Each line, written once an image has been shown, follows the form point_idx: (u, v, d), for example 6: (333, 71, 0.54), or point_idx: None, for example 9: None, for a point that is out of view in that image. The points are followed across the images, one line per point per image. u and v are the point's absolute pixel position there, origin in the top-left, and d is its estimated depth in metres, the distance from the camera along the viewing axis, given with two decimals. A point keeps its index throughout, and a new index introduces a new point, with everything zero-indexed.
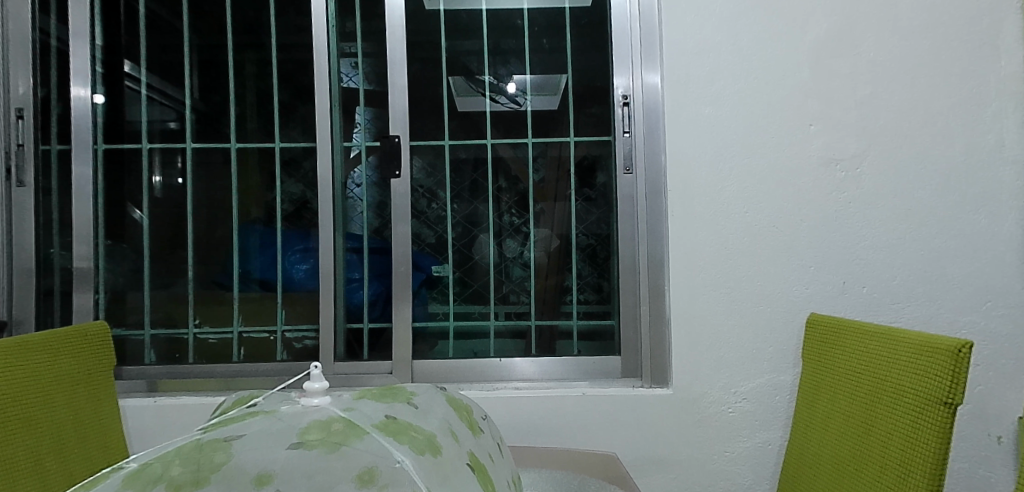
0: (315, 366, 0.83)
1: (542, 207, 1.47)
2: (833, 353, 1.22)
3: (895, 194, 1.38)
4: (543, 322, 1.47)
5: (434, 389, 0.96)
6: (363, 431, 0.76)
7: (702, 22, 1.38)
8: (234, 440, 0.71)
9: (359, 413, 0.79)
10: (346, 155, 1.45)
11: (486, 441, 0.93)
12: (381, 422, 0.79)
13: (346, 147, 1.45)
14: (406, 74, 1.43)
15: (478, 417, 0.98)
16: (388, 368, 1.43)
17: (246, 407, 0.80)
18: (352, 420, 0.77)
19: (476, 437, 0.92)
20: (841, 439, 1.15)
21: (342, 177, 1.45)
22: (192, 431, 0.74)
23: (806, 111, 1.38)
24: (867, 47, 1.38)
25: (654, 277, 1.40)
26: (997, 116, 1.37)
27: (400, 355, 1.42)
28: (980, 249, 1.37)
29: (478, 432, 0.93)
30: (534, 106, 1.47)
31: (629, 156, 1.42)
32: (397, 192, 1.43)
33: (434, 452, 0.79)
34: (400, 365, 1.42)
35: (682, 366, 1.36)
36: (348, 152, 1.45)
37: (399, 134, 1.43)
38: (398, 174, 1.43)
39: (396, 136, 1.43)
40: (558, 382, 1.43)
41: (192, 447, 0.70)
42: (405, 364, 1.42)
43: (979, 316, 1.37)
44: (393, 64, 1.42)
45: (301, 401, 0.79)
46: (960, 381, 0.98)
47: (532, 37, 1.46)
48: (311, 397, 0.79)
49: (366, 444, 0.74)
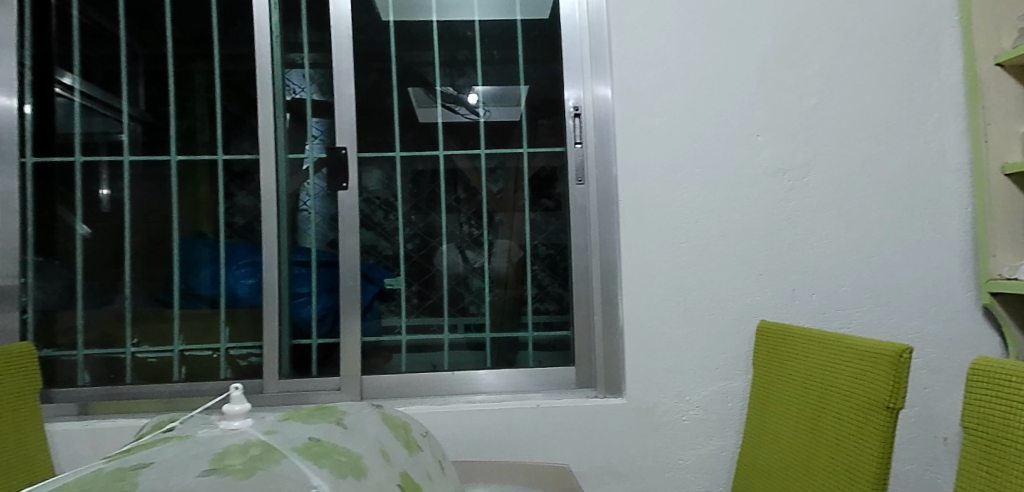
0: (236, 388, 0.83)
1: (501, 218, 1.47)
2: (786, 358, 1.23)
3: (841, 202, 1.41)
4: (499, 334, 1.46)
5: (370, 407, 0.95)
6: (281, 454, 0.74)
7: (652, 34, 1.40)
8: (141, 468, 0.68)
9: (280, 436, 0.78)
10: (293, 167, 1.43)
11: (425, 459, 0.92)
12: (304, 444, 0.78)
13: (292, 159, 1.43)
14: (354, 85, 1.41)
15: (419, 435, 0.97)
16: (336, 384, 1.40)
17: (164, 433, 0.79)
18: (271, 444, 0.75)
19: (413, 455, 0.90)
20: (792, 445, 1.16)
21: (288, 190, 1.42)
22: (100, 461, 0.72)
23: (754, 121, 1.40)
24: (811, 59, 1.41)
25: (608, 287, 1.41)
26: (938, 125, 1.43)
27: (348, 370, 1.40)
28: (924, 255, 1.41)
29: (415, 451, 0.92)
30: (492, 117, 1.47)
31: (582, 167, 1.43)
32: (345, 203, 1.40)
33: (359, 474, 0.77)
34: (349, 380, 1.39)
35: (634, 376, 1.36)
36: (295, 164, 1.43)
37: (347, 145, 1.41)
38: (346, 185, 1.40)
39: (343, 147, 1.41)
40: (513, 394, 1.42)
41: (96, 476, 0.67)
42: (354, 380, 1.40)
43: (922, 320, 1.41)
44: (340, 73, 1.40)
45: (220, 425, 0.79)
46: (902, 385, 0.99)
47: (483, 48, 1.46)
48: (231, 419, 0.79)
49: (284, 467, 0.72)
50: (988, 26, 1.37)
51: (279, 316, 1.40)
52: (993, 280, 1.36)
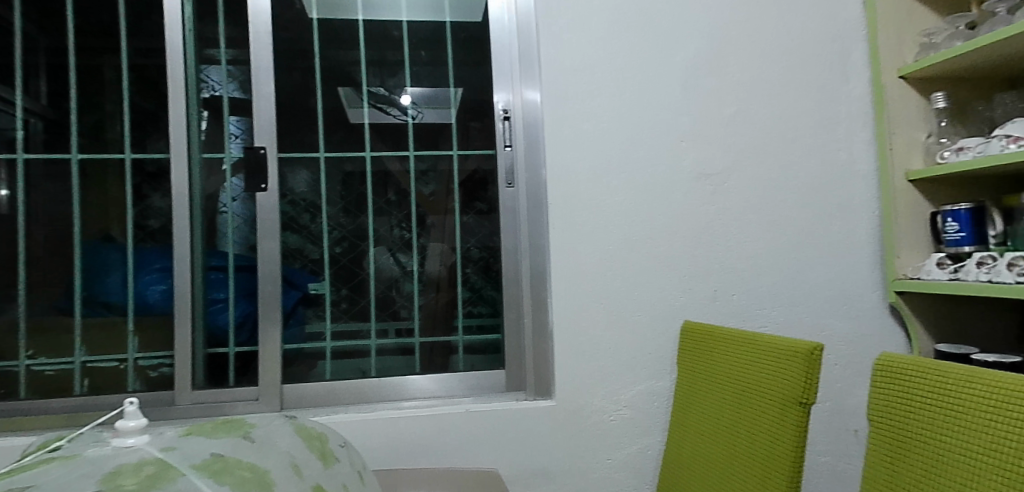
0: (130, 403, 0.78)
1: (433, 220, 1.45)
2: (708, 356, 1.28)
3: (759, 206, 1.47)
4: (428, 338, 1.44)
5: (282, 419, 0.91)
6: (177, 473, 0.70)
7: (580, 40, 1.41)
8: None
9: (179, 453, 0.74)
10: (206, 167, 1.37)
11: (341, 470, 0.89)
12: (205, 459, 0.74)
13: (206, 158, 1.37)
14: (273, 82, 1.36)
15: (336, 446, 0.94)
16: (254, 394, 1.35)
17: (47, 453, 0.74)
18: (167, 462, 0.71)
19: (328, 467, 0.87)
20: (714, 441, 1.19)
21: (202, 191, 1.37)
22: None
23: (678, 127, 1.44)
24: (731, 68, 1.47)
25: (538, 290, 1.41)
26: (849, 133, 1.52)
27: (266, 380, 1.34)
28: (834, 256, 1.50)
29: (331, 463, 0.89)
30: (425, 119, 1.45)
31: (512, 170, 1.43)
32: (264, 205, 1.35)
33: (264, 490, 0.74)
34: (268, 390, 1.34)
35: (563, 378, 1.37)
36: (209, 164, 1.38)
37: (266, 145, 1.36)
38: (265, 187, 1.35)
39: (262, 147, 1.36)
40: (443, 399, 1.40)
41: None
42: (273, 390, 1.34)
43: (833, 318, 1.49)
44: (258, 71, 1.35)
45: (112, 442, 0.75)
46: (813, 381, 1.03)
47: (411, 48, 1.44)
48: (124, 437, 0.74)
49: (179, 487, 0.68)
50: (893, 43, 1.49)
51: (192, 325, 1.33)
52: (899, 279, 1.47)
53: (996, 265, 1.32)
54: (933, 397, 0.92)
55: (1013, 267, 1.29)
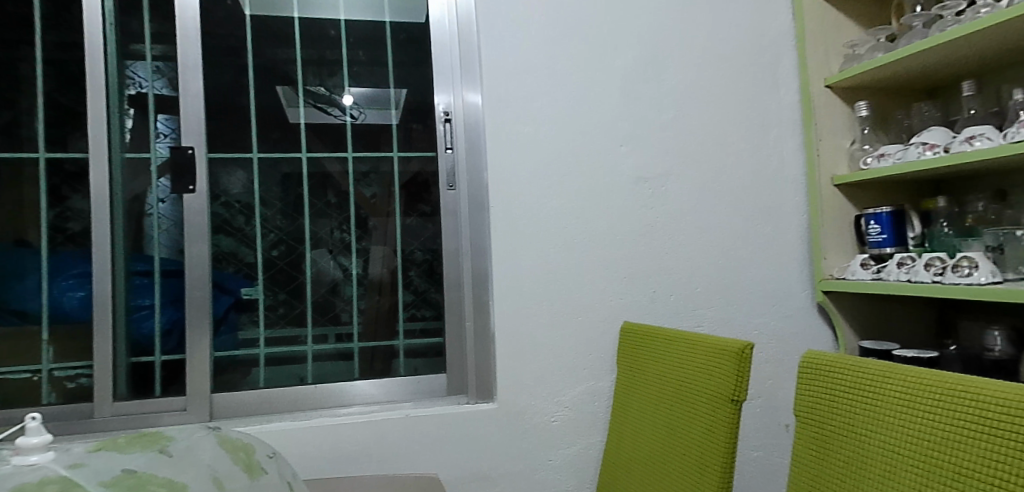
0: (34, 419, 0.76)
1: (374, 223, 1.43)
2: (645, 355, 1.30)
3: (695, 209, 1.51)
4: (368, 343, 1.42)
5: (207, 431, 0.88)
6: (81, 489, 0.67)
7: (521, 44, 1.42)
8: None
9: (86, 469, 0.71)
10: (129, 168, 1.32)
11: (269, 482, 0.85)
12: (110, 478, 0.70)
13: (129, 158, 1.32)
14: (202, 80, 1.32)
15: (265, 457, 0.90)
16: (182, 405, 1.30)
17: None
18: (71, 478, 0.69)
19: (255, 479, 0.84)
20: (652, 440, 1.22)
21: (124, 192, 1.31)
22: None
23: (617, 132, 1.47)
24: (668, 75, 1.50)
25: (480, 293, 1.41)
26: (779, 140, 1.58)
27: (195, 388, 1.30)
28: (765, 258, 1.56)
29: (258, 474, 0.85)
30: (367, 120, 1.43)
31: (453, 172, 1.43)
32: (192, 208, 1.31)
33: None
34: (196, 400, 1.30)
35: (504, 381, 1.37)
36: (131, 164, 1.32)
37: (194, 145, 1.31)
38: (193, 188, 1.31)
39: (190, 147, 1.31)
40: (383, 404, 1.38)
41: None
42: (202, 399, 1.30)
43: (765, 317, 1.55)
44: (185, 68, 1.31)
45: (13, 460, 0.72)
46: (744, 379, 1.07)
47: (349, 48, 1.42)
48: (27, 454, 0.73)
49: None
50: (819, 53, 1.56)
51: (113, 333, 1.28)
52: (826, 279, 1.54)
53: (915, 265, 1.40)
54: (859, 391, 0.95)
55: (930, 267, 1.37)
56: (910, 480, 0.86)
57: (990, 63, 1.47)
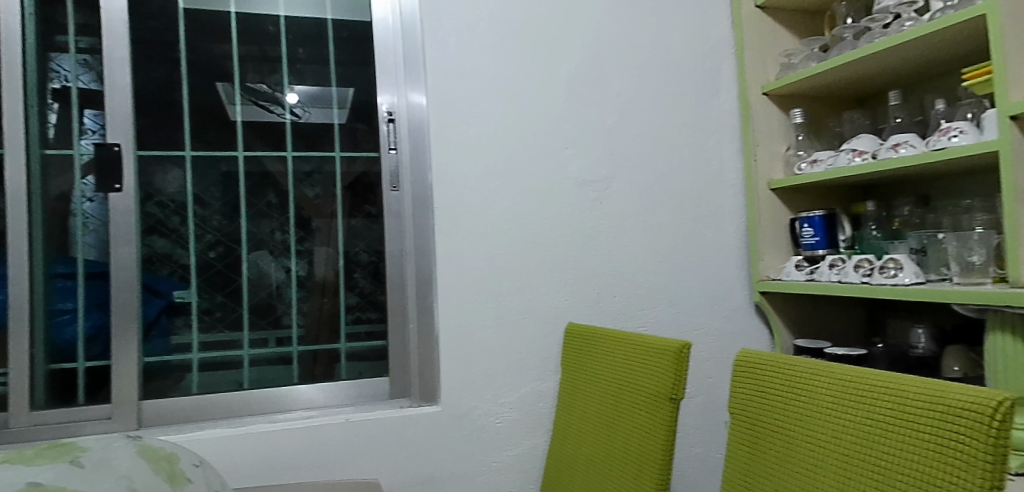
0: None
1: (317, 224, 1.40)
2: (588, 355, 1.32)
3: (638, 211, 1.53)
4: (308, 347, 1.39)
5: (126, 441, 0.86)
6: None
7: (466, 45, 1.42)
8: None
9: None
10: (49, 165, 1.26)
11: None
12: None
13: (49, 155, 1.26)
14: (129, 75, 1.28)
15: (190, 465, 0.89)
16: (107, 413, 1.25)
17: None
18: None
19: (177, 488, 0.83)
20: (593, 440, 1.23)
21: (42, 191, 1.25)
22: None
23: (562, 135, 1.48)
24: (612, 79, 1.53)
25: (423, 295, 1.40)
26: (718, 144, 1.63)
27: (121, 395, 1.25)
28: (705, 260, 1.60)
29: (181, 483, 0.84)
30: (312, 119, 1.40)
31: (397, 173, 1.41)
32: (118, 207, 1.26)
33: None
34: (123, 407, 1.25)
35: (448, 383, 1.37)
36: (50, 161, 1.26)
37: (120, 141, 1.27)
38: (120, 187, 1.26)
39: (116, 144, 1.26)
40: (323, 409, 1.36)
41: None
42: (129, 407, 1.25)
43: (704, 317, 1.59)
44: (111, 62, 1.26)
45: None
46: (682, 378, 1.09)
47: (288, 45, 1.39)
48: None
49: None
50: (757, 62, 1.61)
51: (30, 337, 1.23)
52: (763, 280, 1.60)
53: (844, 266, 1.46)
54: (791, 389, 0.99)
55: (858, 268, 1.44)
56: (829, 470, 0.90)
57: (914, 75, 1.55)
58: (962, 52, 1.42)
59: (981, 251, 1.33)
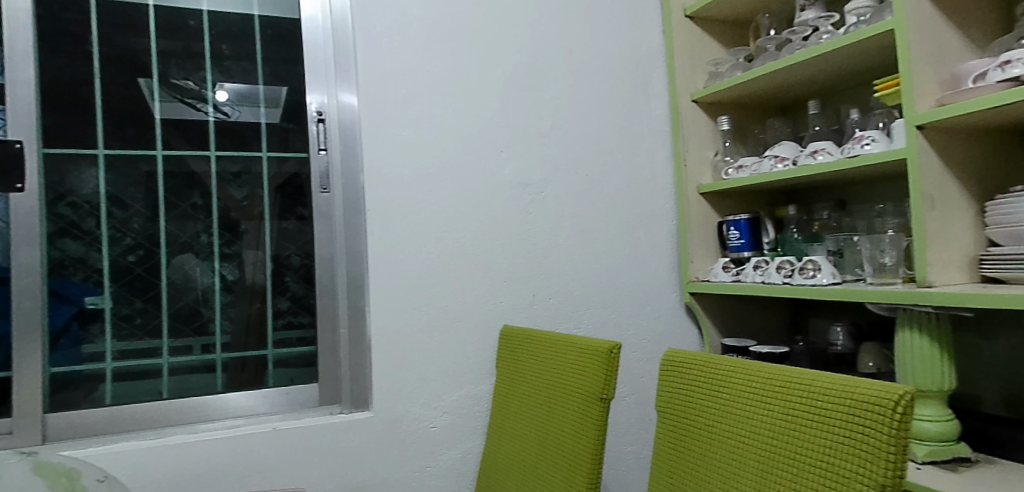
0: None
1: (246, 227, 1.36)
2: (521, 357, 1.33)
3: (573, 214, 1.56)
4: (233, 354, 1.34)
5: (26, 460, 0.88)
6: None
7: (399, 47, 1.41)
8: None
9: None
10: None
11: None
12: None
13: None
14: (32, 69, 1.22)
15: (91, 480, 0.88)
16: (8, 427, 1.18)
17: None
18: None
19: None
20: (525, 442, 1.24)
21: None
22: None
23: (497, 138, 1.49)
24: (546, 84, 1.55)
25: (355, 298, 1.37)
26: (650, 150, 1.67)
27: (24, 408, 1.18)
28: (637, 262, 1.63)
29: None
30: (243, 118, 1.36)
31: (327, 174, 1.38)
32: (19, 209, 1.19)
33: None
34: (26, 421, 1.18)
35: (381, 388, 1.35)
36: None
37: (22, 139, 1.20)
38: (22, 187, 1.19)
39: (18, 142, 1.20)
40: (249, 418, 1.32)
41: None
42: (32, 421, 1.18)
43: (637, 318, 1.63)
44: (12, 55, 1.20)
45: None
46: (612, 378, 1.11)
47: (212, 41, 1.34)
48: None
49: None
50: (687, 69, 1.66)
51: None
52: (693, 281, 1.64)
53: (768, 267, 1.53)
54: (713, 386, 1.03)
55: (781, 269, 1.50)
56: (749, 465, 0.93)
57: (831, 85, 1.63)
58: (872, 65, 1.51)
59: (892, 253, 1.41)
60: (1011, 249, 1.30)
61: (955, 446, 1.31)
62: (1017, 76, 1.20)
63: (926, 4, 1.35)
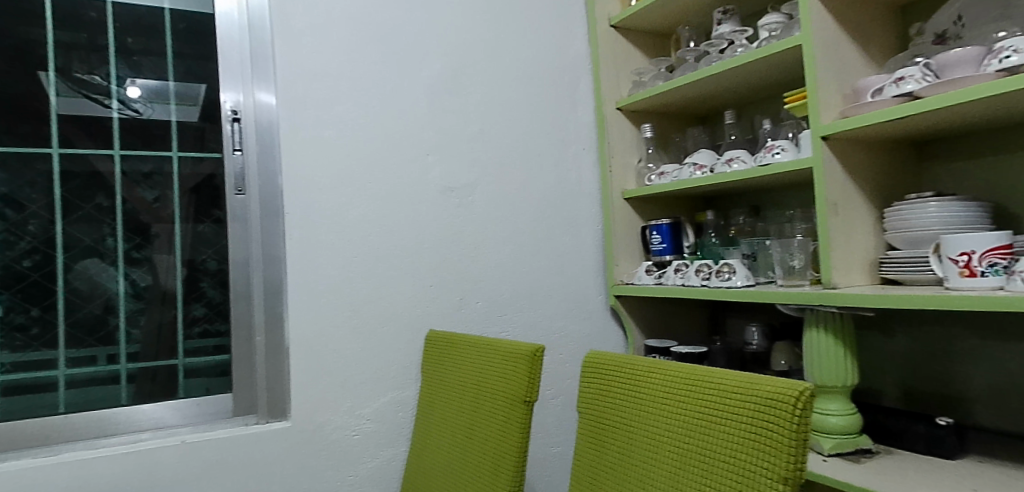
0: None
1: (157, 230, 1.30)
2: (446, 361, 1.32)
3: (501, 218, 1.56)
4: (140, 365, 1.27)
5: None
6: None
7: (321, 46, 1.38)
8: None
9: None
10: None
11: None
12: None
13: None
14: None
15: None
16: None
17: None
18: None
19: None
20: (449, 447, 1.24)
21: None
22: None
23: (424, 141, 1.48)
24: (473, 88, 1.55)
25: (272, 304, 1.33)
26: (577, 155, 1.70)
27: None
28: (563, 266, 1.66)
29: None
30: (154, 115, 1.30)
31: (242, 176, 1.33)
32: None
33: None
34: None
35: (300, 396, 1.31)
36: None
37: None
38: None
39: None
40: (156, 431, 1.25)
41: None
42: None
43: (564, 321, 1.65)
44: None
45: None
46: (536, 381, 1.12)
47: (116, 34, 1.28)
48: None
49: None
50: (611, 76, 1.70)
51: None
52: (618, 284, 1.68)
53: (687, 271, 1.58)
54: (633, 386, 1.05)
55: (699, 272, 1.56)
56: (665, 463, 0.96)
57: (746, 96, 1.71)
58: (782, 78, 1.59)
59: (800, 256, 1.49)
60: (906, 254, 1.40)
61: (857, 438, 1.38)
62: (910, 91, 1.30)
63: (830, 22, 1.43)
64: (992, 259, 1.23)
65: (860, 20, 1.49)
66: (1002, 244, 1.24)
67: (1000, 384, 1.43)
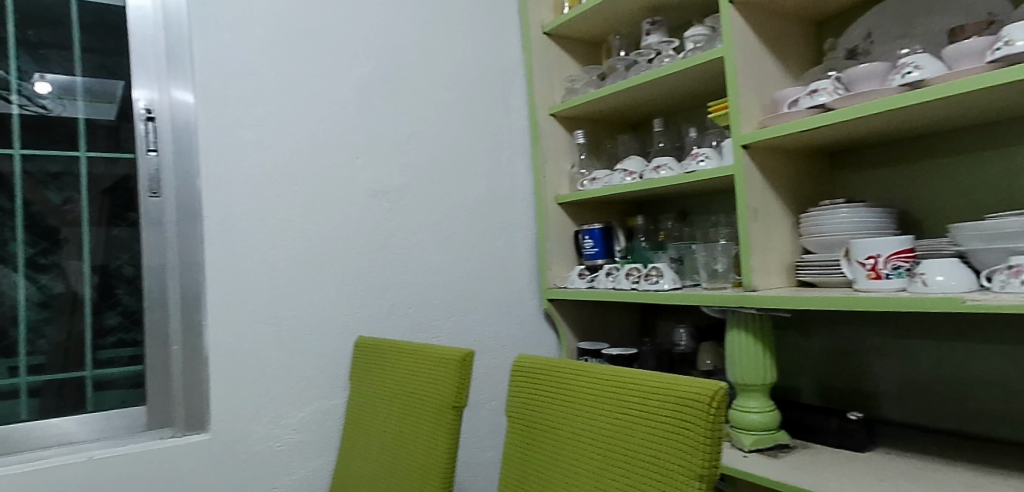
0: None
1: (66, 235, 1.23)
2: (375, 368, 1.30)
3: (433, 223, 1.56)
4: (45, 377, 1.21)
5: None
6: None
7: (243, 44, 1.34)
8: None
9: None
10: None
11: None
12: None
13: None
14: None
15: None
16: None
17: None
18: None
19: None
20: (377, 454, 1.22)
21: None
22: None
23: (353, 144, 1.45)
24: (405, 90, 1.54)
25: (190, 312, 1.27)
26: (511, 160, 1.71)
27: None
28: (496, 271, 1.66)
29: None
30: (62, 112, 1.24)
31: (157, 178, 1.28)
32: None
33: None
34: None
35: (220, 407, 1.27)
36: None
37: None
38: None
39: None
40: (61, 447, 1.18)
41: None
42: None
43: (497, 326, 1.66)
44: None
45: None
46: (464, 386, 1.11)
47: (16, 26, 1.21)
48: None
49: None
50: (545, 82, 1.72)
51: None
52: (551, 288, 1.70)
53: (618, 274, 1.62)
54: (559, 389, 1.06)
55: (629, 276, 1.59)
56: (589, 464, 0.97)
57: (674, 105, 1.76)
58: (707, 89, 1.65)
59: (723, 260, 1.54)
60: (819, 257, 1.47)
61: (776, 434, 1.45)
62: (823, 103, 1.37)
63: (751, 36, 1.49)
64: (896, 262, 1.32)
65: (778, 35, 1.56)
66: (906, 248, 1.32)
67: (904, 380, 1.52)
